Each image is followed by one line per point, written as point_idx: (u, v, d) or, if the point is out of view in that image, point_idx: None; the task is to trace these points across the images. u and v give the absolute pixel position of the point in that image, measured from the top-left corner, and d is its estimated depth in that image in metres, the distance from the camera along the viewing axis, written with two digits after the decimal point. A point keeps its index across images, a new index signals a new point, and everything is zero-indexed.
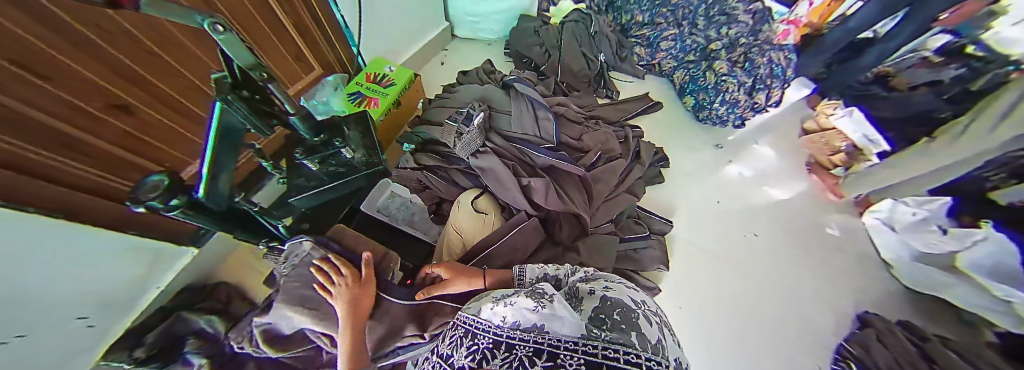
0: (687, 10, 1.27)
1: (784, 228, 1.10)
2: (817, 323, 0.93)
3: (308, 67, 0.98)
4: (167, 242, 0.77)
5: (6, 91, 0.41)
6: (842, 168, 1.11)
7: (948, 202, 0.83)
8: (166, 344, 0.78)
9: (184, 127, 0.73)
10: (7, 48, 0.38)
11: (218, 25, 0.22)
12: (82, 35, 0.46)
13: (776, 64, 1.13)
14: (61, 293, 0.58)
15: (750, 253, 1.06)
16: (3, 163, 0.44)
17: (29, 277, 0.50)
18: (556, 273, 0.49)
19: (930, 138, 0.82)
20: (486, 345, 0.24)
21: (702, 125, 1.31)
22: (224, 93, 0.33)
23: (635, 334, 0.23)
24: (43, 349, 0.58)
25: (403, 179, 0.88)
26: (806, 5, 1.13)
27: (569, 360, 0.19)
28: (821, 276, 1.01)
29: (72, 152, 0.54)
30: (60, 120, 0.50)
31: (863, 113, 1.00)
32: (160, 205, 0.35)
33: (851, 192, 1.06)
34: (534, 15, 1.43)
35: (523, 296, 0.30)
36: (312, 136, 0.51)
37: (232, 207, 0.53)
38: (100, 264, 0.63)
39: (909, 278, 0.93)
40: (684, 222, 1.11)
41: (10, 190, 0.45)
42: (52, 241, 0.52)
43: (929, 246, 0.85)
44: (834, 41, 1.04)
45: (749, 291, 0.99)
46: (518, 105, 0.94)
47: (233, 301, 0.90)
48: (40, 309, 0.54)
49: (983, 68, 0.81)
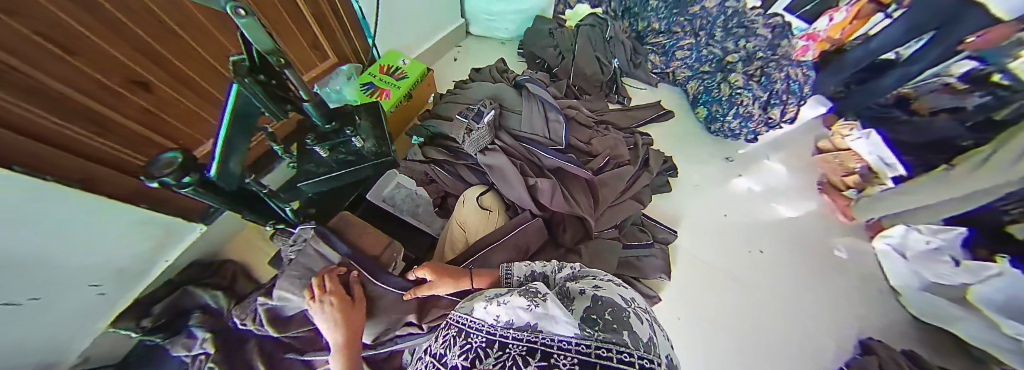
0: (705, 20, 1.24)
1: (791, 247, 1.08)
2: (820, 346, 0.91)
3: (324, 56, 0.99)
4: (178, 218, 0.78)
5: (32, 63, 0.42)
6: (855, 190, 1.08)
7: (964, 232, 0.80)
8: (173, 316, 0.81)
9: (200, 107, 0.74)
10: (34, 19, 0.39)
11: (239, 8, 0.22)
12: (109, 14, 0.48)
13: (793, 79, 1.10)
14: (73, 260, 0.59)
15: (755, 270, 1.04)
16: (26, 131, 0.46)
17: (44, 242, 0.51)
18: (545, 270, 0.48)
19: (949, 166, 0.80)
20: (480, 344, 0.24)
21: (713, 137, 1.30)
22: (241, 75, 0.33)
23: (626, 333, 0.23)
24: (45, 314, 0.59)
25: (410, 171, 0.90)
26: (826, 20, 1.11)
27: (562, 360, 0.19)
28: (827, 298, 0.99)
29: (93, 125, 0.56)
30: (84, 93, 0.51)
31: (881, 135, 0.97)
32: (173, 181, 0.36)
33: (862, 216, 1.03)
34: (549, 17, 1.43)
35: (516, 295, 0.29)
36: (324, 123, 0.52)
37: (243, 188, 0.53)
38: (116, 236, 0.65)
39: (916, 307, 0.91)
40: (689, 234, 1.10)
41: (30, 158, 0.47)
42: (70, 210, 0.54)
43: (940, 276, 0.83)
44: (855, 60, 1.05)
45: (752, 308, 0.98)
46: (528, 105, 0.94)
47: (237, 279, 0.92)
48: (52, 274, 0.56)
49: (1009, 97, 0.75)
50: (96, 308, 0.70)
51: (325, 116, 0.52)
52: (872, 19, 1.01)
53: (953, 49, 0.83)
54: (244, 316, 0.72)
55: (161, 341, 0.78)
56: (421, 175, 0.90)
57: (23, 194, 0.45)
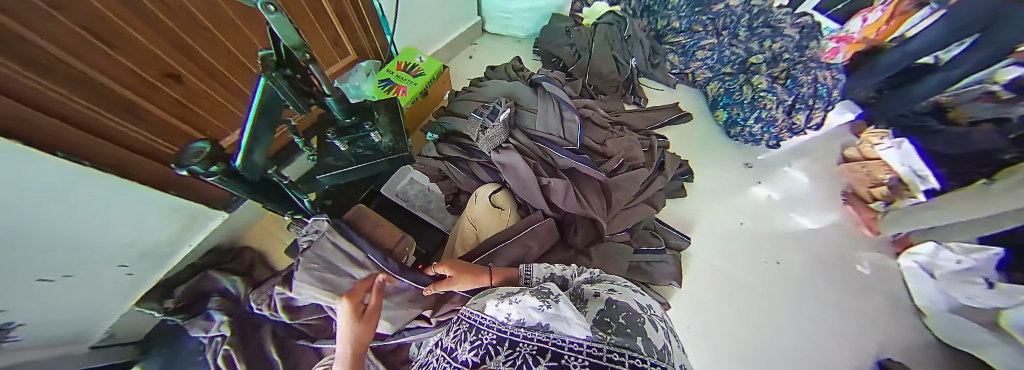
0: (729, 19, 1.22)
1: (811, 259, 1.04)
2: (838, 365, 0.87)
3: (344, 52, 1.02)
4: (203, 205, 0.82)
5: (77, 56, 0.45)
6: (882, 203, 1.03)
7: (998, 254, 0.76)
8: (192, 299, 0.85)
9: (228, 100, 0.78)
10: (79, 14, 0.41)
11: (269, 5, 0.23)
12: (147, 10, 0.50)
13: (822, 83, 1.05)
14: (106, 242, 0.63)
15: (772, 281, 1.00)
16: (71, 119, 0.49)
17: (78, 223, 0.55)
18: (558, 273, 0.48)
19: (990, 181, 0.75)
20: (490, 340, 0.24)
21: (732, 141, 1.26)
22: (269, 71, 0.34)
23: (640, 339, 0.23)
24: (75, 293, 0.63)
25: (425, 167, 0.94)
26: (859, 21, 1.03)
27: (572, 361, 0.18)
28: (846, 315, 0.95)
29: (131, 115, 0.60)
30: (123, 84, 0.55)
31: (913, 145, 0.90)
32: (202, 170, 0.37)
33: (890, 230, 0.98)
34: (566, 15, 1.43)
35: (528, 295, 0.30)
36: (344, 117, 0.54)
37: (265, 179, 0.55)
38: (144, 220, 0.69)
39: (943, 330, 0.86)
40: (703, 241, 1.07)
41: (75, 145, 0.50)
42: (103, 194, 0.58)
43: (971, 299, 0.78)
44: (890, 62, 0.96)
45: (768, 321, 0.94)
46: (544, 104, 0.93)
47: (255, 265, 0.96)
48: (81, 254, 0.59)
49: None
50: (124, 287, 0.75)
51: (348, 110, 0.54)
52: (915, 16, 0.90)
53: (1001, 54, 0.75)
54: (261, 302, 0.76)
55: (181, 321, 0.83)
56: (434, 172, 0.92)
57: (60, 180, 0.48)
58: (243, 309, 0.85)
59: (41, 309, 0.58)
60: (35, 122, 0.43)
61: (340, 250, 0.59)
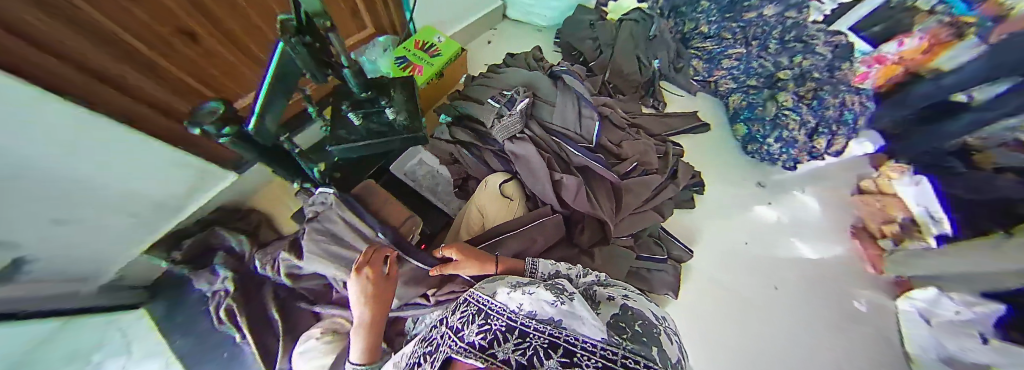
0: (761, 28, 1.14)
1: (811, 288, 1.02)
2: None
3: (363, 25, 1.00)
4: (211, 165, 0.81)
5: (106, 12, 0.45)
6: (892, 241, 1.00)
7: (998, 309, 0.71)
8: (199, 252, 0.88)
9: (241, 61, 0.77)
10: None
11: None
12: None
13: (848, 108, 1.01)
14: (117, 191, 0.64)
15: (769, 306, 0.99)
16: (95, 74, 0.50)
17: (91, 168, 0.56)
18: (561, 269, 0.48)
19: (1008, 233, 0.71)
20: (500, 326, 0.24)
21: (748, 158, 1.23)
22: (290, 35, 0.33)
23: (656, 349, 0.23)
24: (85, 237, 0.65)
25: (438, 150, 0.93)
26: (896, 44, 0.91)
27: (585, 360, 0.19)
28: (840, 346, 0.94)
29: (151, 73, 0.59)
30: (144, 42, 0.54)
31: (931, 185, 0.89)
32: (212, 131, 0.37)
33: (893, 271, 0.97)
34: (592, 7, 1.39)
35: (541, 288, 0.29)
36: (359, 89, 0.54)
37: (276, 145, 0.55)
38: (156, 175, 0.70)
39: None
40: (704, 256, 1.05)
41: (96, 98, 0.51)
42: (121, 145, 0.59)
43: (966, 352, 0.75)
44: (923, 95, 0.89)
45: (762, 345, 0.93)
46: (562, 99, 0.92)
47: (263, 227, 0.98)
48: (95, 200, 0.61)
49: None
50: (132, 237, 0.76)
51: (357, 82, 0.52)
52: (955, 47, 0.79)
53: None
54: (265, 263, 0.77)
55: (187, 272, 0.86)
56: (446, 154, 0.92)
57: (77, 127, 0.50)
58: (246, 268, 0.86)
59: (47, 247, 0.59)
60: (59, 71, 0.42)
61: (346, 223, 0.60)
